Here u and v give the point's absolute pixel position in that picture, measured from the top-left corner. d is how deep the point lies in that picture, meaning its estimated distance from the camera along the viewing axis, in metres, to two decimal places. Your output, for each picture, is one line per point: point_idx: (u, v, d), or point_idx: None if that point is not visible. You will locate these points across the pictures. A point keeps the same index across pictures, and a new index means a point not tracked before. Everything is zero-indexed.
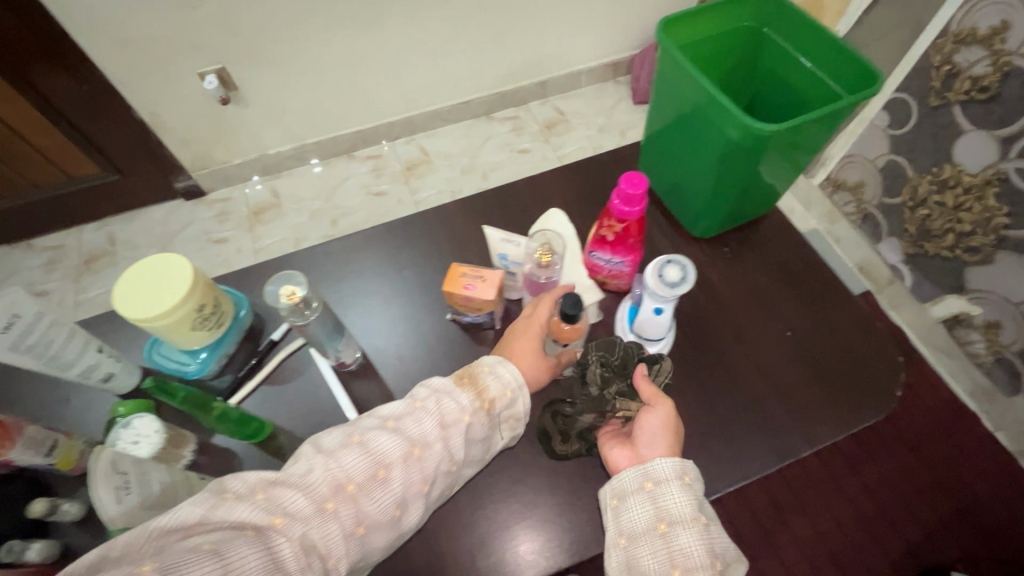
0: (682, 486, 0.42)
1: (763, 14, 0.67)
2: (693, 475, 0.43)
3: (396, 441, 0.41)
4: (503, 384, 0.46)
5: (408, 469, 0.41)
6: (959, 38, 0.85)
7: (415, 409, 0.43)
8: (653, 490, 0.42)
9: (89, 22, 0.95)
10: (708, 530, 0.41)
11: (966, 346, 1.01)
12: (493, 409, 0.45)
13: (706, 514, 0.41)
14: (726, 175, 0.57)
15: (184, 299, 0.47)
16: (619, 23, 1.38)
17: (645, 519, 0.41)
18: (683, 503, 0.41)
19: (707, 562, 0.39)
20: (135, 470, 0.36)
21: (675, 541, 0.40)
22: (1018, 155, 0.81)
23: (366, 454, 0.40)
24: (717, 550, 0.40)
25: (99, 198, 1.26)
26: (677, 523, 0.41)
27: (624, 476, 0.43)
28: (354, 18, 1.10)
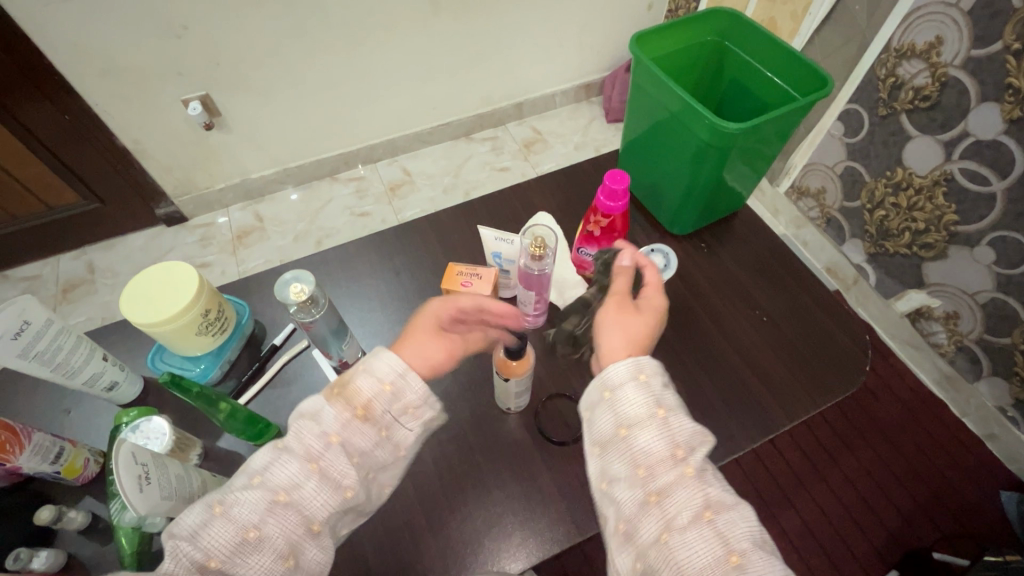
0: (637, 386, 0.38)
1: (724, 30, 0.73)
2: (652, 368, 0.39)
3: (291, 461, 0.36)
4: (379, 377, 0.38)
5: (323, 480, 0.36)
6: (900, 52, 0.92)
7: (304, 420, 0.37)
8: (644, 380, 0.38)
9: (73, 54, 0.97)
10: (669, 423, 0.37)
11: (930, 337, 1.08)
12: (379, 410, 0.38)
13: (665, 405, 0.37)
14: (699, 173, 0.62)
15: (191, 303, 0.48)
16: (587, 47, 1.46)
17: (608, 427, 0.38)
18: (640, 402, 0.37)
19: (667, 455, 0.36)
20: (153, 462, 0.37)
21: (635, 443, 0.36)
22: (960, 156, 0.89)
23: (258, 491, 0.35)
24: (681, 440, 0.36)
25: (77, 227, 1.25)
26: (637, 424, 0.37)
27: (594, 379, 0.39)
28: (335, 45, 1.14)
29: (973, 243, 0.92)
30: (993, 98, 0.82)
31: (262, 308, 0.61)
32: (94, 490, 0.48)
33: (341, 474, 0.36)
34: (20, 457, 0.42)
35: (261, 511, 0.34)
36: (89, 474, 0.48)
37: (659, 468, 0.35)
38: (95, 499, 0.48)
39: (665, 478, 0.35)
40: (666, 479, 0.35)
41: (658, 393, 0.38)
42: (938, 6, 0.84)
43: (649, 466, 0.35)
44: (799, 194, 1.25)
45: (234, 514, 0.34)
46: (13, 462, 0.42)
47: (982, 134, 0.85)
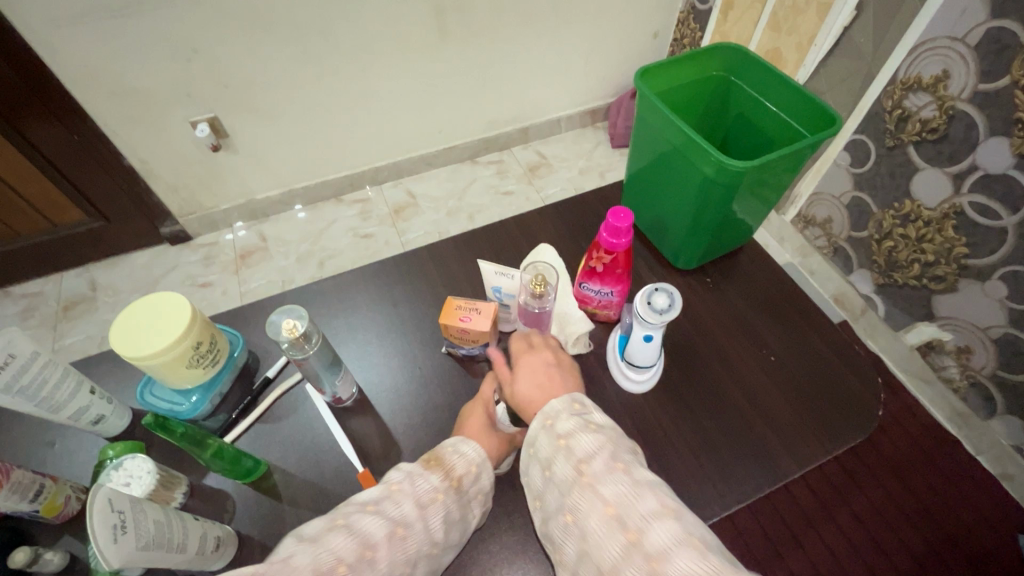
0: (560, 452, 0.39)
1: (729, 64, 0.73)
2: (567, 424, 0.40)
3: (384, 518, 0.37)
4: (468, 462, 0.42)
5: (395, 547, 0.36)
6: (906, 85, 0.92)
7: (395, 487, 0.39)
8: (566, 442, 0.39)
9: (84, 76, 0.98)
10: (597, 483, 0.36)
11: (941, 372, 1.05)
12: (451, 497, 0.40)
13: (589, 433, 0.39)
14: (704, 208, 0.61)
15: (183, 333, 0.47)
16: (592, 74, 1.47)
17: (566, 476, 0.38)
18: (584, 439, 0.39)
19: (607, 520, 0.35)
20: (131, 510, 0.35)
21: (578, 518, 0.36)
22: (970, 189, 0.87)
23: (351, 534, 0.35)
24: (613, 496, 0.35)
25: (81, 245, 1.25)
26: (586, 458, 0.38)
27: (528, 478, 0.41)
28: (343, 69, 1.16)
29: (984, 277, 0.91)
30: (1002, 132, 0.81)
31: (258, 338, 0.60)
32: (73, 530, 0.46)
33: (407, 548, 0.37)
34: None
35: (348, 560, 0.34)
36: (69, 512, 0.46)
37: (604, 540, 0.34)
38: (74, 539, 0.46)
39: (611, 548, 0.34)
40: (612, 550, 0.34)
41: (582, 447, 0.38)
42: (945, 41, 0.84)
43: (594, 537, 0.35)
44: (805, 223, 1.24)
45: (319, 554, 0.33)
46: None
47: (992, 168, 0.84)
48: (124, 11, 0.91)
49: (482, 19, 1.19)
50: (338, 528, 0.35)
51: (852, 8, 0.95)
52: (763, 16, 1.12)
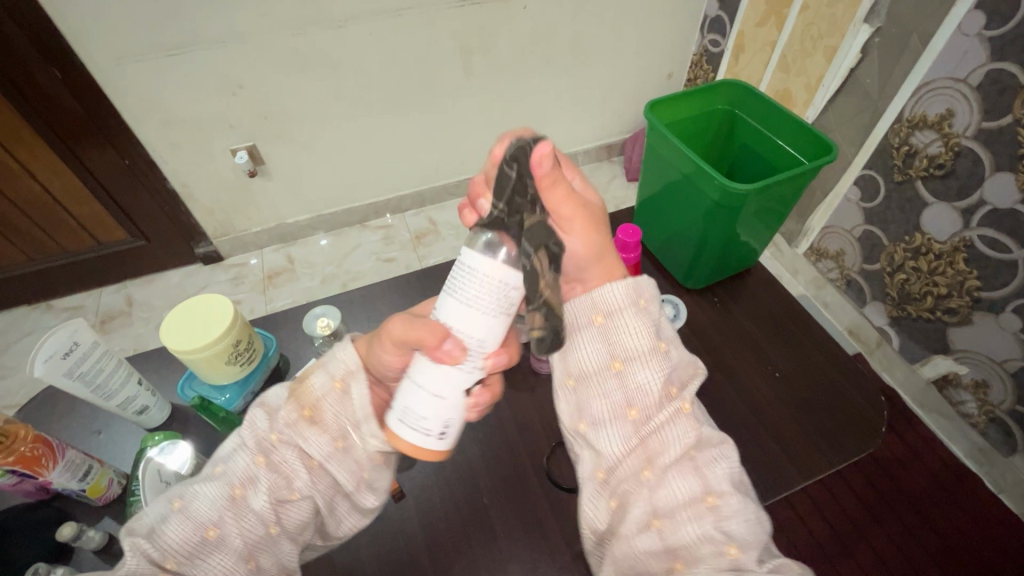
0: (638, 312, 0.38)
1: (734, 99, 0.78)
2: (652, 295, 0.39)
3: (245, 452, 0.39)
4: (337, 378, 0.42)
5: (273, 473, 0.39)
6: (912, 123, 0.94)
7: (260, 410, 0.41)
8: (646, 308, 0.38)
9: (138, 106, 1.07)
10: (667, 357, 0.37)
11: (959, 406, 1.04)
12: (334, 415, 0.41)
13: (664, 338, 0.38)
14: (711, 230, 0.65)
15: (225, 331, 0.51)
16: (609, 111, 1.53)
17: (598, 359, 0.38)
18: (642, 334, 0.37)
19: (662, 394, 0.36)
20: (175, 482, 0.46)
21: (630, 377, 0.37)
22: (979, 224, 0.88)
23: (218, 481, 0.38)
24: (676, 381, 0.37)
25: (122, 262, 1.33)
26: (633, 358, 0.37)
27: (575, 307, 0.39)
28: (374, 104, 1.24)
29: (998, 309, 0.91)
30: (1008, 168, 0.82)
31: (290, 344, 0.64)
32: (114, 512, 0.50)
33: (291, 471, 0.39)
34: (52, 471, 0.45)
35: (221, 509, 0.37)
36: (111, 495, 0.50)
37: (654, 407, 0.36)
38: (112, 521, 0.49)
39: (659, 418, 0.35)
40: (658, 419, 0.35)
41: (657, 320, 0.39)
42: (948, 81, 0.86)
43: (645, 400, 0.36)
44: (818, 256, 1.26)
45: (193, 510, 0.36)
46: (45, 476, 0.45)
47: (999, 203, 0.85)
48: (180, 50, 1.01)
49: (503, 58, 1.27)
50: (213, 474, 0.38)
51: (858, 51, 0.99)
52: (773, 58, 1.18)
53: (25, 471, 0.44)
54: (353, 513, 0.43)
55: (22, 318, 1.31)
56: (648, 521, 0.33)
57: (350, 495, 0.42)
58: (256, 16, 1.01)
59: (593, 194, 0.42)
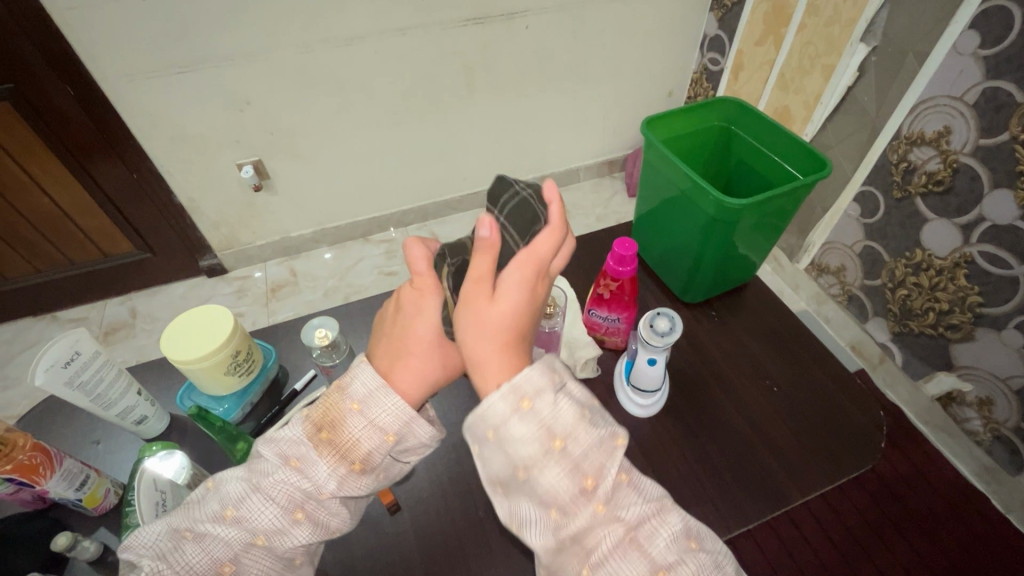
0: (523, 416, 0.33)
1: (730, 115, 0.79)
2: (536, 386, 0.33)
3: (275, 507, 0.38)
4: (382, 428, 0.39)
5: (310, 525, 0.38)
6: (911, 139, 0.94)
7: (288, 465, 0.39)
8: (535, 406, 0.33)
9: (147, 122, 1.09)
10: (568, 450, 0.33)
11: (964, 424, 1.03)
12: (374, 452, 0.39)
13: (561, 430, 0.33)
14: (707, 244, 0.65)
15: (226, 339, 0.52)
16: (610, 127, 1.55)
17: (506, 468, 0.34)
18: (529, 441, 0.33)
19: (576, 490, 0.33)
20: (171, 490, 0.46)
21: (539, 483, 0.33)
22: (979, 240, 0.88)
23: (238, 527, 0.37)
24: (588, 468, 0.33)
25: (128, 274, 1.34)
26: (534, 465, 0.33)
27: (468, 424, 0.34)
28: (377, 120, 1.26)
29: (1000, 326, 0.90)
30: (1006, 185, 0.82)
31: (290, 356, 0.65)
32: (110, 522, 0.50)
33: (329, 516, 0.39)
34: (49, 480, 0.45)
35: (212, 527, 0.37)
36: (107, 505, 0.50)
37: (571, 507, 0.33)
38: (108, 531, 0.49)
39: (580, 518, 0.33)
40: (580, 520, 0.33)
41: (550, 410, 0.33)
42: (944, 99, 0.87)
43: (561, 503, 0.33)
44: (819, 271, 1.26)
45: (207, 545, 0.37)
46: (42, 485, 0.45)
47: (999, 220, 0.84)
48: (190, 67, 1.03)
49: (505, 76, 1.29)
50: (228, 519, 0.37)
51: (856, 69, 1.00)
52: (771, 76, 1.19)
53: (23, 480, 0.44)
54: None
55: (28, 329, 1.32)
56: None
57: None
58: (264, 35, 1.03)
59: (519, 270, 0.37)
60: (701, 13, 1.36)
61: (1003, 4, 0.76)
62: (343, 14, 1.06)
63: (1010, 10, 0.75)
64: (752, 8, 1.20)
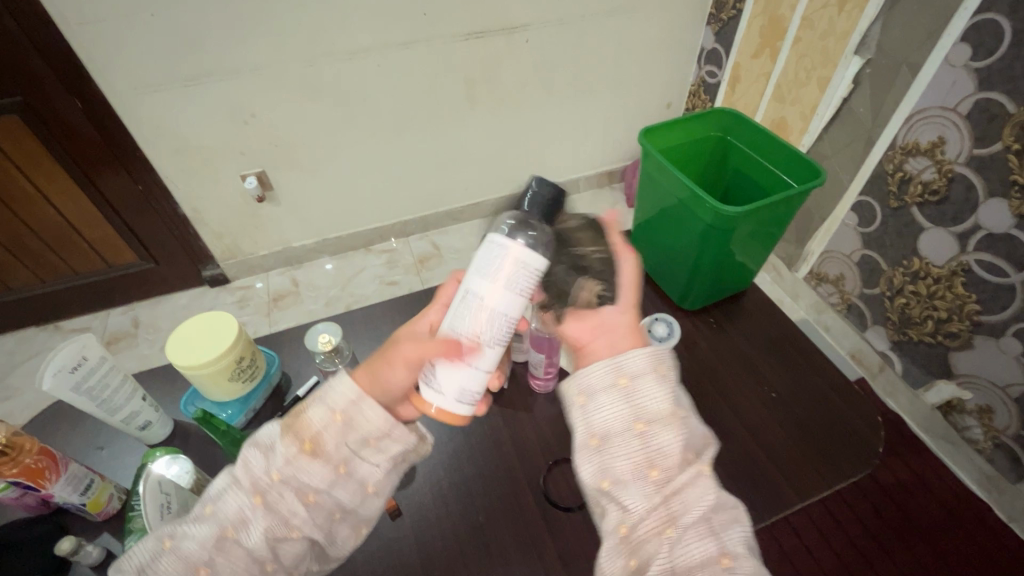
0: (659, 377, 0.39)
1: (726, 125, 0.81)
2: (672, 362, 0.41)
3: (240, 494, 0.39)
4: (330, 406, 0.41)
5: (269, 513, 0.39)
6: (906, 150, 0.95)
7: (255, 449, 0.41)
8: (668, 374, 0.40)
9: (153, 134, 1.11)
10: (686, 421, 0.39)
11: (964, 432, 1.03)
12: (329, 439, 0.40)
13: (682, 402, 0.39)
14: (705, 251, 0.66)
15: (229, 347, 0.53)
16: (609, 139, 1.57)
17: (623, 420, 0.38)
18: (660, 399, 0.39)
19: (681, 457, 0.38)
20: (175, 493, 0.46)
21: (652, 439, 0.38)
22: (975, 248, 0.89)
23: (210, 523, 0.39)
24: (691, 444, 0.39)
25: (131, 284, 1.35)
26: (655, 421, 0.38)
27: (596, 368, 0.39)
28: (379, 131, 1.28)
29: (998, 333, 0.90)
30: (1000, 194, 0.83)
31: (292, 363, 0.65)
32: (113, 527, 0.50)
33: (288, 510, 0.39)
34: (55, 485, 0.46)
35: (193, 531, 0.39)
36: (110, 510, 0.50)
37: (675, 469, 0.37)
38: (112, 535, 0.49)
39: (680, 480, 0.37)
40: (680, 480, 0.37)
41: (677, 386, 0.40)
42: (938, 110, 0.88)
43: (667, 464, 0.37)
44: (818, 280, 1.27)
45: (185, 548, 0.38)
46: (47, 489, 0.46)
47: (994, 228, 0.85)
48: (197, 80, 1.05)
49: (506, 88, 1.31)
50: (206, 515, 0.40)
51: (850, 81, 1.02)
52: (768, 88, 1.21)
53: (29, 483, 0.44)
54: (354, 534, 0.43)
55: (31, 339, 1.33)
56: None
57: (353, 515, 0.42)
58: (271, 49, 1.06)
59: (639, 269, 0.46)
60: (698, 26, 1.38)
61: (993, 17, 0.78)
62: (347, 28, 1.08)
63: (1000, 24, 0.77)
64: (748, 22, 1.22)
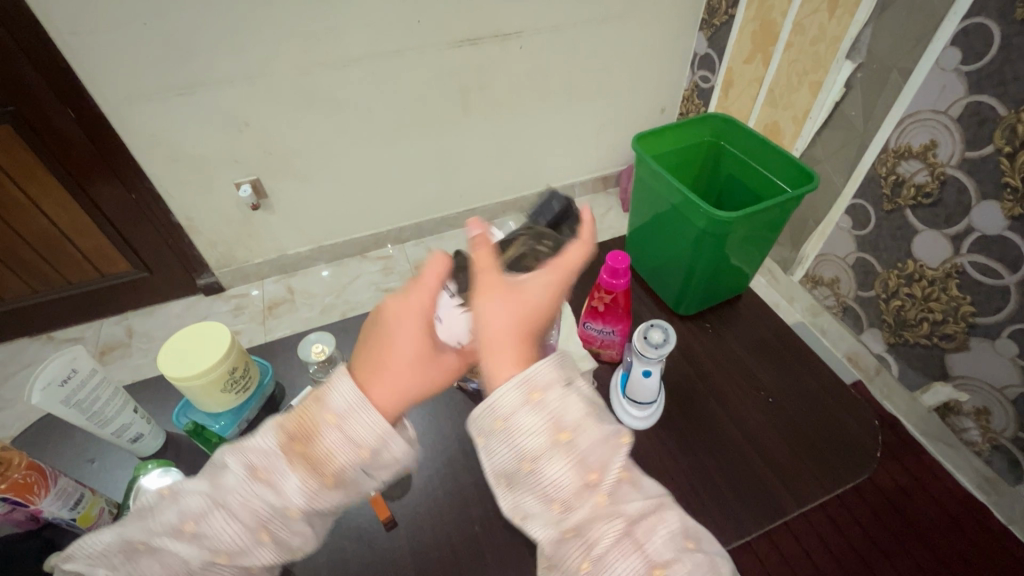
0: (532, 407, 0.35)
1: (718, 131, 0.81)
2: (546, 380, 0.36)
3: (239, 527, 0.37)
4: (357, 441, 0.37)
5: (269, 544, 0.37)
6: (898, 153, 0.96)
7: (256, 478, 0.37)
8: (543, 399, 0.35)
9: (146, 144, 1.10)
10: (576, 443, 0.35)
11: (962, 434, 1.02)
12: (355, 471, 0.38)
13: (567, 424, 0.35)
14: (700, 256, 0.66)
15: (216, 365, 0.52)
16: (604, 144, 1.58)
17: (511, 462, 0.35)
18: (538, 433, 0.35)
19: (580, 484, 0.34)
20: None
21: (544, 476, 0.35)
22: (969, 250, 0.89)
23: (197, 545, 0.36)
24: (593, 461, 0.35)
25: (125, 293, 1.34)
26: (540, 456, 0.35)
27: (475, 417, 0.36)
28: (373, 139, 1.28)
29: (993, 335, 0.90)
30: (992, 196, 0.83)
31: (287, 373, 0.65)
32: None
33: (289, 536, 0.38)
34: (44, 500, 0.45)
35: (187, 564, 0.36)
36: (101, 524, 0.50)
37: (574, 499, 0.34)
38: None
39: (583, 511, 0.34)
40: (581, 512, 0.34)
41: (560, 403, 0.36)
42: (929, 113, 0.88)
43: (565, 494, 0.34)
44: (813, 283, 1.27)
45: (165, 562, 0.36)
46: (36, 504, 0.45)
47: (988, 230, 0.86)
48: (190, 89, 1.05)
49: (500, 95, 1.31)
50: (188, 533, 0.37)
51: (842, 86, 1.02)
52: (760, 93, 1.22)
53: (17, 499, 0.44)
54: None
55: (23, 350, 1.31)
56: None
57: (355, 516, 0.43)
58: (264, 57, 1.06)
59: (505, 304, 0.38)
60: (690, 32, 1.39)
61: (981, 22, 0.78)
62: (341, 37, 1.08)
63: (989, 28, 0.78)
64: (740, 28, 1.23)
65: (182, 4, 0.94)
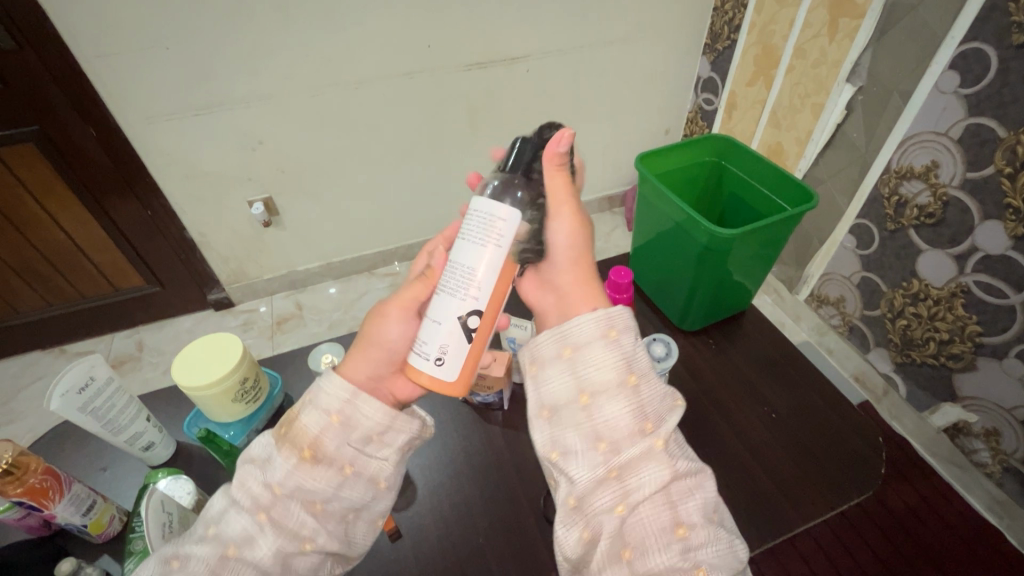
0: (609, 345, 0.42)
1: (720, 150, 0.83)
2: (623, 325, 0.43)
3: (244, 511, 0.40)
4: (325, 408, 0.42)
5: (277, 528, 0.39)
6: (900, 173, 0.97)
7: (252, 465, 0.41)
8: (618, 338, 0.42)
9: (164, 161, 1.14)
10: (640, 389, 0.41)
11: (973, 455, 1.01)
12: (336, 441, 0.42)
13: (635, 371, 0.41)
14: (704, 273, 0.68)
15: (192, 391, 0.52)
16: (610, 164, 1.60)
17: (574, 390, 0.42)
18: (609, 367, 0.41)
19: (634, 428, 0.39)
20: (176, 513, 0.47)
21: (602, 410, 0.40)
22: (973, 269, 0.89)
23: (214, 542, 0.39)
24: (649, 413, 0.40)
25: (138, 307, 1.37)
26: (604, 390, 0.40)
27: (550, 342, 0.44)
28: (384, 159, 1.31)
29: (1001, 355, 0.90)
30: (995, 216, 0.84)
31: (295, 384, 0.66)
32: (113, 549, 0.50)
33: (298, 523, 0.40)
34: (58, 505, 0.46)
35: (210, 565, 0.38)
36: (111, 531, 0.51)
37: (628, 438, 0.39)
38: (111, 557, 0.50)
39: (630, 451, 0.38)
40: (631, 450, 0.38)
41: (632, 349, 0.42)
42: (930, 135, 0.90)
43: (619, 434, 0.39)
44: (819, 303, 1.27)
45: (192, 568, 0.37)
46: (50, 509, 0.46)
47: (991, 249, 0.86)
48: (209, 110, 1.09)
49: (507, 116, 1.34)
50: (208, 537, 0.39)
51: (843, 108, 1.05)
52: (763, 115, 1.24)
53: (31, 503, 0.45)
54: (372, 531, 0.45)
55: (36, 363, 1.34)
56: (618, 551, 0.36)
57: (368, 513, 0.44)
58: (281, 79, 1.09)
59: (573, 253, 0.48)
60: (694, 56, 1.42)
61: (978, 47, 0.80)
62: (353, 60, 1.12)
63: (986, 53, 0.80)
64: (742, 52, 1.26)
65: (204, 28, 0.99)
